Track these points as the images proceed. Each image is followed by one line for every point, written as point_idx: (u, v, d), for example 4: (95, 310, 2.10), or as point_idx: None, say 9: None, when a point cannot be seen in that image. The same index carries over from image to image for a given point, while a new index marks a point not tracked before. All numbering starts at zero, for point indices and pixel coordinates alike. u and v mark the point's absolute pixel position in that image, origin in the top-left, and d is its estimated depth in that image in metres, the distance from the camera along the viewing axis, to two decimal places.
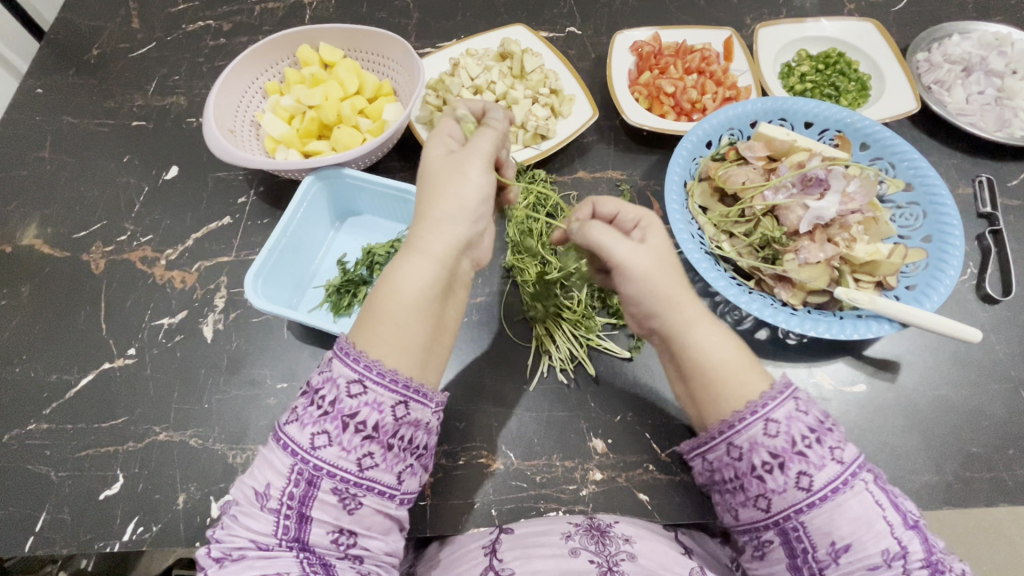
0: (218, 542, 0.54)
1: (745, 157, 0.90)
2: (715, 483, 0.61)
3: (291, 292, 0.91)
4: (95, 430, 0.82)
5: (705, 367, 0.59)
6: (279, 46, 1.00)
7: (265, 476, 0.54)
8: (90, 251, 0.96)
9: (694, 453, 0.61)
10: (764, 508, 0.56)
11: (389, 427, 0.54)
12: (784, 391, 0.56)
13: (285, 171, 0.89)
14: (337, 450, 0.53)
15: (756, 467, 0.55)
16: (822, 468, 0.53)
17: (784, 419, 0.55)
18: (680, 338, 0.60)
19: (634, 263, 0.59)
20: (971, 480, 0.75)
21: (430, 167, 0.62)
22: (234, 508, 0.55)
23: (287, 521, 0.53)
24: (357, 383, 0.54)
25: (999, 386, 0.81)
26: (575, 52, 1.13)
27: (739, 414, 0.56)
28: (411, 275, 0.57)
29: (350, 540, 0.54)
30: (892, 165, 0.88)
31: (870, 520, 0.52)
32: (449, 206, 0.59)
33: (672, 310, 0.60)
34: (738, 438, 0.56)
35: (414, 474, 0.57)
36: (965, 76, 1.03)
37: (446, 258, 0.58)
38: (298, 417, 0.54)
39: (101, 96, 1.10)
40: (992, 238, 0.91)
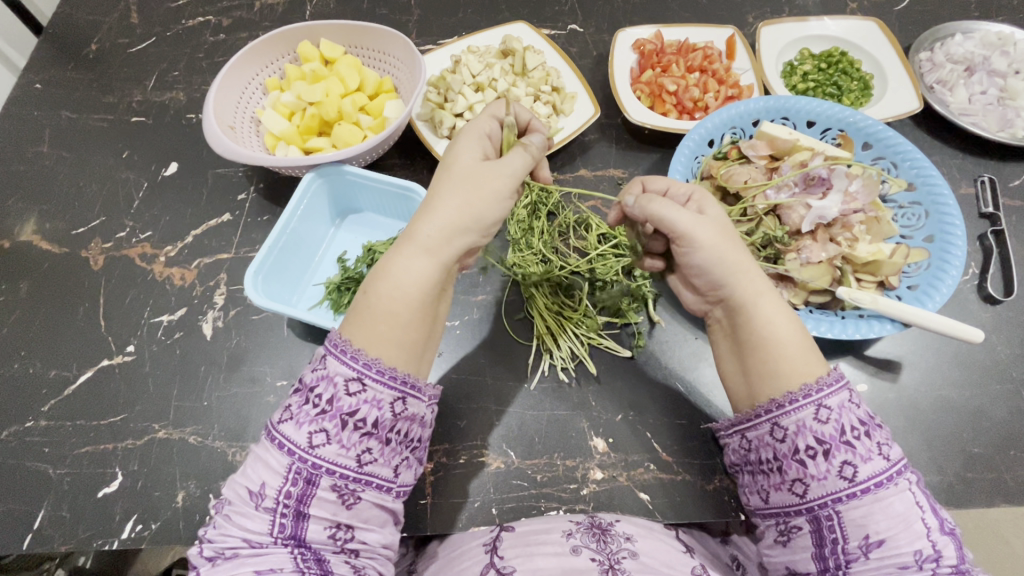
0: (210, 542, 0.53)
1: (747, 156, 0.90)
2: (747, 463, 0.62)
3: (291, 290, 0.91)
4: (94, 427, 0.81)
5: (766, 343, 0.59)
6: (280, 42, 1.00)
7: (259, 475, 0.53)
8: (90, 247, 0.95)
9: (732, 430, 0.63)
10: (799, 493, 0.56)
11: (388, 423, 0.55)
12: (839, 379, 0.56)
13: (286, 168, 0.89)
14: (336, 447, 0.53)
15: (798, 451, 0.56)
16: (867, 461, 0.53)
17: (836, 408, 0.55)
18: (751, 309, 0.60)
19: (700, 232, 0.60)
20: (972, 480, 0.75)
21: (457, 164, 0.62)
22: (227, 508, 0.54)
23: (284, 518, 0.52)
24: (355, 381, 0.54)
25: (1000, 386, 0.81)
26: (577, 49, 1.13)
27: (792, 395, 0.56)
28: (416, 275, 0.57)
29: (347, 535, 0.54)
30: (895, 165, 0.87)
31: (909, 520, 0.52)
32: (466, 209, 0.58)
33: (743, 280, 0.60)
34: (785, 419, 0.56)
35: (410, 466, 0.58)
36: (967, 75, 1.02)
37: (448, 262, 0.58)
38: (293, 416, 0.54)
39: (101, 91, 1.09)
40: (994, 239, 0.91)
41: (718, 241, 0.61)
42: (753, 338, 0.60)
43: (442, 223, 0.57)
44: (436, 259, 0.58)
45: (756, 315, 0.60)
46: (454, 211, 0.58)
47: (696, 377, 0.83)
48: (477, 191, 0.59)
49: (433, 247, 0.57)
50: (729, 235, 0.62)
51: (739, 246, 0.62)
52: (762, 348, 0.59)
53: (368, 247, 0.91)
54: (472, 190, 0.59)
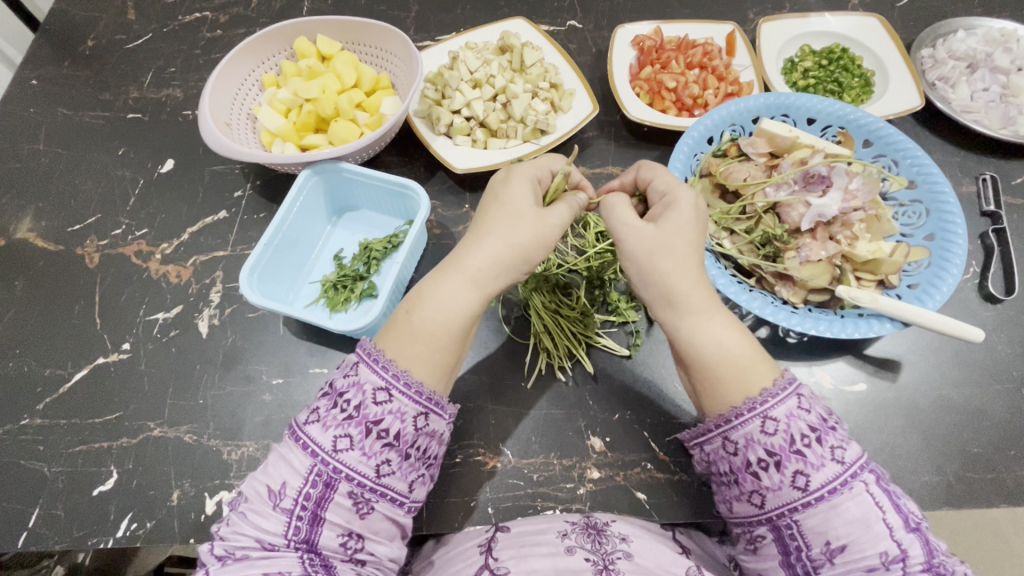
0: (223, 539, 0.53)
1: (746, 153, 0.89)
2: (712, 473, 0.61)
3: (287, 289, 0.90)
4: (89, 425, 0.81)
5: (704, 364, 0.59)
6: (276, 38, 0.99)
7: (280, 474, 0.53)
8: (85, 245, 0.95)
9: (691, 443, 0.61)
10: (758, 504, 0.55)
11: (409, 437, 0.54)
12: (785, 387, 0.55)
13: (281, 165, 0.88)
14: (358, 454, 0.52)
15: (751, 464, 0.55)
16: (819, 468, 0.52)
17: (783, 418, 0.54)
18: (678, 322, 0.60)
19: (627, 242, 0.63)
20: (971, 481, 0.75)
21: (513, 194, 0.63)
22: (243, 505, 0.53)
23: (299, 521, 0.52)
24: (383, 391, 0.54)
25: (1000, 386, 0.81)
26: (575, 46, 1.12)
27: (736, 409, 0.56)
28: (462, 303, 0.58)
29: (358, 545, 0.54)
30: (896, 162, 0.87)
31: (868, 522, 0.51)
32: (523, 242, 0.60)
33: (671, 306, 0.60)
34: (734, 434, 0.56)
35: (425, 483, 0.57)
36: (970, 72, 1.01)
37: (493, 291, 0.60)
38: (319, 418, 0.53)
39: (96, 88, 1.09)
40: (996, 237, 0.90)
41: (637, 255, 0.61)
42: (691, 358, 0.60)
43: (490, 254, 0.59)
44: (485, 289, 0.59)
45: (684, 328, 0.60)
46: (505, 241, 0.60)
47: None
48: (533, 227, 0.61)
49: (480, 279, 0.59)
50: (669, 251, 0.61)
51: (682, 259, 0.61)
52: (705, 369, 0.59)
53: (365, 244, 0.91)
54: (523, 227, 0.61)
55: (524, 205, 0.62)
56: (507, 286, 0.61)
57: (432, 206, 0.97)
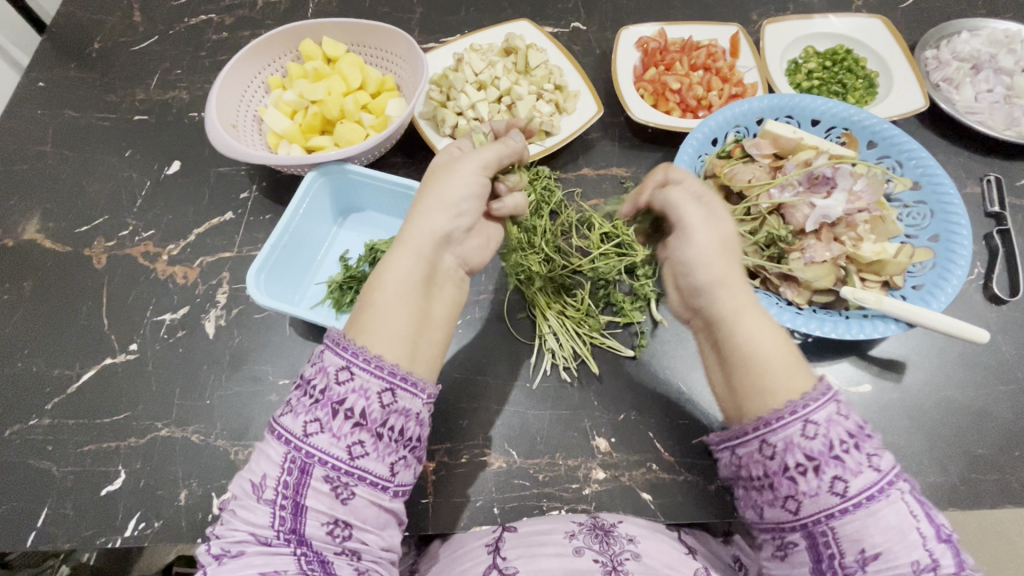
0: (218, 539, 0.53)
1: (750, 154, 0.89)
2: (741, 478, 0.60)
3: (294, 290, 0.91)
4: (98, 425, 0.81)
5: (745, 355, 0.59)
6: (282, 41, 1.00)
7: (260, 468, 0.54)
8: (92, 246, 0.95)
9: (721, 445, 0.61)
10: (792, 509, 0.54)
11: (377, 415, 0.54)
12: (826, 392, 0.55)
13: (287, 167, 0.88)
14: (328, 438, 0.53)
15: (789, 468, 0.54)
16: (857, 474, 0.52)
17: (824, 422, 0.54)
18: (733, 324, 0.61)
19: (700, 230, 0.64)
20: (976, 481, 0.75)
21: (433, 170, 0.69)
22: (233, 503, 0.54)
23: (283, 512, 0.52)
24: (345, 369, 0.55)
25: (1005, 387, 0.81)
26: (580, 48, 1.12)
27: (779, 412, 0.55)
28: (395, 266, 0.62)
29: (345, 533, 0.54)
30: (900, 164, 0.87)
31: (904, 531, 0.51)
32: (442, 195, 0.65)
33: (727, 295, 0.62)
34: (773, 436, 0.55)
35: (408, 466, 0.57)
36: (974, 74, 1.01)
37: (423, 247, 0.63)
38: (291, 407, 0.55)
39: (103, 90, 1.10)
40: (1000, 238, 0.90)
41: (711, 249, 0.63)
42: (731, 350, 0.60)
43: (416, 221, 0.64)
44: (416, 249, 0.63)
45: (737, 331, 0.60)
46: (422, 203, 0.65)
47: (698, 377, 0.82)
48: (441, 181, 0.66)
49: (409, 242, 0.63)
50: (726, 251, 0.65)
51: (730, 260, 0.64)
52: (744, 359, 0.59)
53: (370, 246, 0.91)
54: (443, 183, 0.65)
55: (445, 165, 0.67)
56: (438, 239, 0.64)
57: None
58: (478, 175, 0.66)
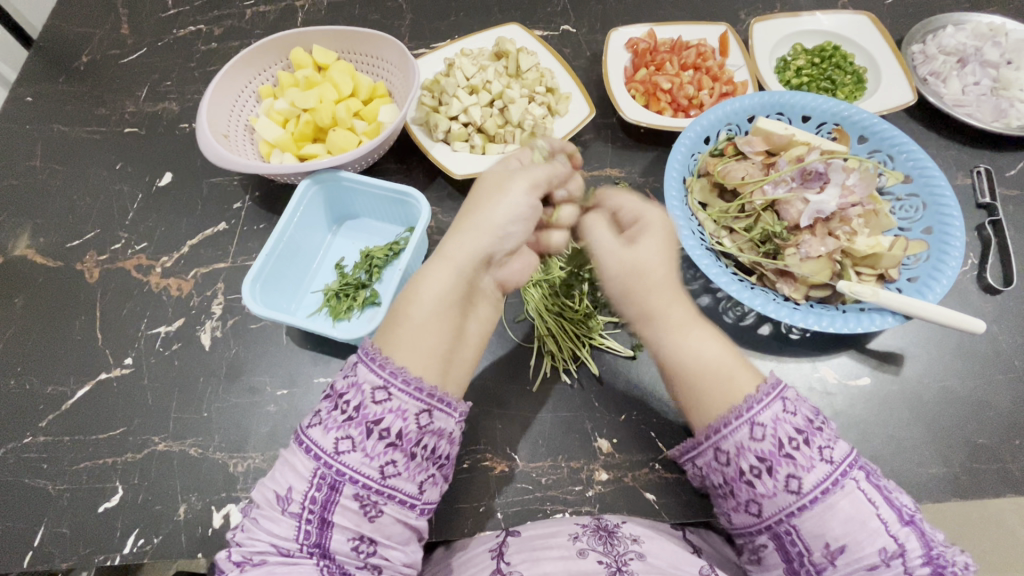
0: (238, 546, 0.53)
1: (743, 152, 0.89)
2: (709, 486, 0.62)
3: (291, 298, 0.90)
4: (93, 441, 0.80)
5: (682, 370, 0.62)
6: (272, 49, 0.99)
7: (287, 479, 0.53)
8: (84, 260, 0.94)
9: (684, 456, 0.63)
10: (756, 513, 0.56)
11: (413, 435, 0.54)
12: (770, 392, 0.56)
13: (281, 175, 0.88)
14: (361, 456, 0.52)
15: (745, 473, 0.56)
16: (809, 470, 0.53)
17: (770, 423, 0.55)
18: (660, 340, 0.64)
19: (607, 259, 0.67)
20: (977, 471, 0.75)
21: (482, 184, 0.69)
22: (255, 511, 0.54)
23: (309, 525, 0.52)
24: (382, 389, 0.54)
25: (1003, 377, 0.81)
26: (570, 50, 1.13)
27: (725, 418, 0.57)
28: (435, 282, 0.61)
29: (370, 549, 0.53)
30: (891, 157, 0.88)
31: (863, 520, 0.51)
32: (493, 217, 0.64)
33: (661, 312, 0.64)
34: (725, 443, 0.57)
35: (436, 484, 0.57)
36: (960, 67, 1.03)
37: (465, 266, 0.63)
38: (322, 420, 0.54)
39: (93, 103, 1.09)
40: (992, 229, 0.91)
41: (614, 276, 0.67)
42: (680, 369, 0.62)
43: (463, 238, 0.64)
44: (458, 267, 0.62)
45: (665, 349, 0.64)
46: (469, 222, 0.65)
47: None
48: (492, 200, 0.66)
49: (452, 259, 0.63)
50: (642, 275, 0.65)
51: (666, 289, 0.65)
52: (683, 372, 0.62)
53: (367, 252, 0.90)
54: (494, 202, 0.65)
55: (498, 182, 0.67)
56: (479, 258, 0.64)
57: (432, 212, 0.97)
58: (527, 199, 0.65)
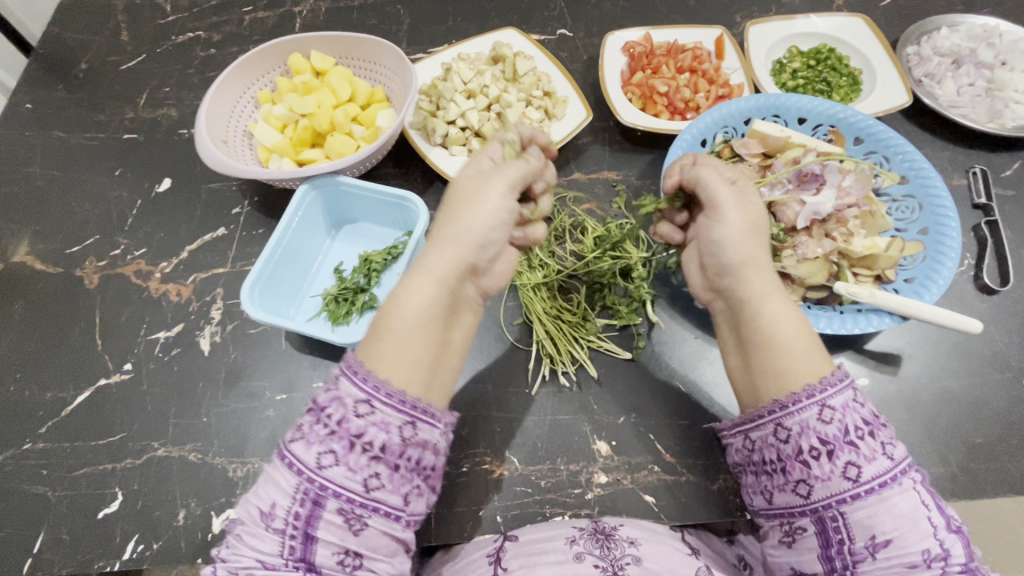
0: (224, 562, 0.53)
1: (739, 154, 0.90)
2: (751, 464, 0.62)
3: (289, 304, 0.90)
4: (93, 447, 0.80)
5: (769, 339, 0.60)
6: (270, 55, 1.00)
7: (269, 495, 0.53)
8: (83, 266, 0.95)
9: (735, 430, 0.63)
10: (803, 493, 0.56)
11: (396, 448, 0.54)
12: (843, 378, 0.57)
13: (280, 180, 0.88)
14: (344, 470, 0.52)
15: (802, 452, 0.56)
16: (871, 460, 0.54)
17: (840, 408, 0.56)
18: (754, 306, 0.62)
19: (732, 210, 0.64)
20: (976, 471, 0.75)
21: (459, 185, 0.67)
22: (238, 528, 0.54)
23: (292, 541, 0.52)
24: (364, 403, 0.54)
25: (1001, 376, 0.81)
26: (567, 54, 1.13)
27: (796, 395, 0.57)
28: (419, 293, 0.60)
29: (355, 561, 0.53)
30: (887, 158, 0.88)
31: (914, 519, 0.52)
32: (471, 225, 0.62)
33: (752, 276, 0.63)
34: (789, 420, 0.57)
35: (421, 495, 0.56)
36: (955, 68, 1.03)
37: (449, 275, 0.62)
38: (303, 435, 0.53)
39: (92, 110, 1.09)
40: (989, 229, 0.91)
41: (739, 226, 0.63)
42: (762, 336, 0.61)
43: (443, 247, 0.62)
44: (440, 277, 0.61)
45: (759, 315, 0.61)
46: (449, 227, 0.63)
47: (696, 377, 0.82)
48: (470, 205, 0.63)
49: (434, 269, 0.61)
50: (759, 233, 0.65)
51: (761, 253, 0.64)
52: (766, 342, 0.60)
53: (364, 257, 0.90)
54: (473, 209, 0.63)
55: (473, 186, 0.64)
56: (461, 266, 0.62)
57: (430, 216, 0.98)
58: (503, 206, 0.63)
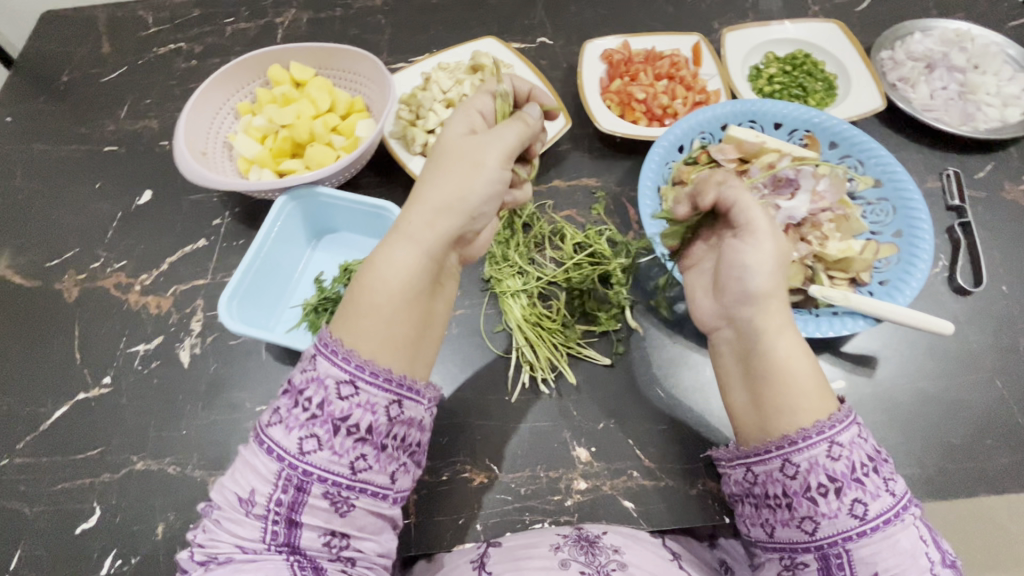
0: (201, 548, 0.54)
1: (716, 160, 0.91)
2: (751, 496, 0.60)
3: (269, 315, 0.90)
4: (71, 462, 0.80)
5: (783, 375, 0.59)
6: (249, 67, 1.00)
7: (249, 481, 0.53)
8: (63, 280, 0.94)
9: (736, 461, 0.61)
10: (809, 530, 0.55)
11: (382, 428, 0.54)
12: (847, 416, 0.56)
13: (260, 192, 0.88)
14: (328, 454, 0.52)
15: (810, 488, 0.55)
16: (876, 497, 0.53)
17: (848, 444, 0.55)
18: (767, 341, 0.60)
19: (765, 238, 0.62)
20: (951, 471, 0.76)
21: (446, 146, 0.63)
22: (218, 512, 0.54)
23: (276, 526, 0.52)
24: (347, 384, 0.53)
25: (975, 377, 0.82)
26: (547, 62, 1.14)
27: (805, 432, 0.56)
28: (403, 266, 0.57)
29: (342, 542, 0.54)
30: (861, 162, 0.90)
31: (914, 555, 0.52)
32: (462, 192, 0.60)
33: (774, 310, 0.61)
34: (798, 456, 0.55)
35: (407, 472, 0.58)
36: (928, 72, 1.05)
37: (435, 247, 0.59)
38: (283, 419, 0.53)
39: (74, 122, 1.09)
40: (962, 231, 0.92)
41: (767, 257, 0.62)
42: (776, 371, 0.59)
43: (429, 214, 0.59)
44: (427, 247, 0.59)
45: (774, 351, 0.60)
46: (438, 194, 0.59)
47: (675, 381, 0.83)
48: (461, 173, 0.60)
49: (421, 239, 0.58)
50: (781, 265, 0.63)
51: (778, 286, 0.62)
52: (780, 377, 0.59)
53: (344, 267, 0.90)
54: (465, 176, 0.60)
55: (463, 148, 0.62)
56: (449, 236, 0.60)
57: None
58: (496, 174, 0.62)
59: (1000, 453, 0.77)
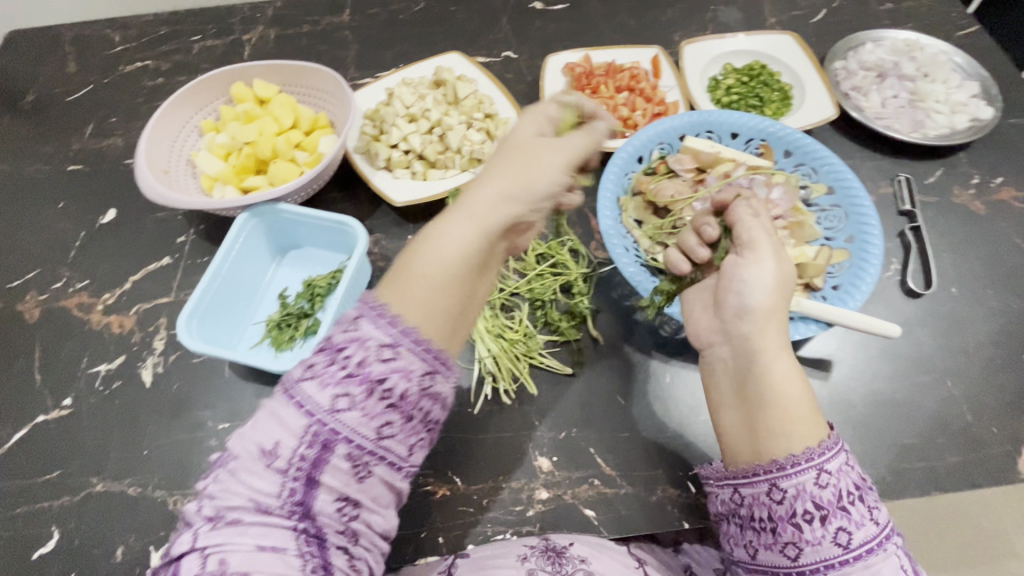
0: (209, 499, 0.46)
1: (674, 170, 0.94)
2: (737, 518, 0.59)
3: (232, 331, 0.90)
4: (30, 485, 0.79)
5: (779, 393, 0.59)
6: (212, 85, 1.01)
7: (271, 434, 0.46)
8: (25, 300, 0.94)
9: (724, 481, 0.61)
10: (791, 556, 0.54)
11: (414, 398, 0.49)
12: (835, 443, 0.55)
13: (224, 209, 0.89)
14: (359, 416, 0.47)
15: (796, 514, 0.54)
16: (860, 526, 0.52)
17: (835, 472, 0.54)
18: (762, 360, 0.62)
19: (765, 256, 0.67)
20: (904, 471, 0.78)
21: (516, 142, 0.63)
22: (229, 463, 0.46)
23: (293, 485, 0.46)
24: (390, 347, 0.48)
25: (926, 377, 0.84)
26: (512, 76, 1.16)
27: (795, 457, 0.55)
28: (459, 238, 0.53)
29: (353, 512, 0.48)
30: (814, 170, 0.92)
31: None
32: (528, 183, 0.58)
33: (772, 330, 0.63)
34: (785, 481, 0.55)
35: (426, 447, 0.52)
36: (879, 81, 1.08)
37: (495, 227, 0.55)
38: (316, 374, 0.47)
39: (38, 141, 1.09)
40: (913, 235, 0.95)
41: (767, 274, 0.65)
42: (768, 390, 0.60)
43: (497, 197, 0.56)
44: (483, 223, 0.54)
45: (769, 370, 0.61)
46: (505, 180, 0.57)
47: (636, 389, 0.84)
48: (529, 167, 0.58)
49: (480, 217, 0.54)
50: (781, 286, 0.66)
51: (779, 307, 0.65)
52: (773, 394, 0.60)
53: (308, 282, 0.90)
54: (532, 168, 0.59)
55: (535, 145, 0.61)
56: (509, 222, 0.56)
57: (375, 239, 0.99)
58: (558, 176, 0.60)
59: (951, 452, 0.79)
